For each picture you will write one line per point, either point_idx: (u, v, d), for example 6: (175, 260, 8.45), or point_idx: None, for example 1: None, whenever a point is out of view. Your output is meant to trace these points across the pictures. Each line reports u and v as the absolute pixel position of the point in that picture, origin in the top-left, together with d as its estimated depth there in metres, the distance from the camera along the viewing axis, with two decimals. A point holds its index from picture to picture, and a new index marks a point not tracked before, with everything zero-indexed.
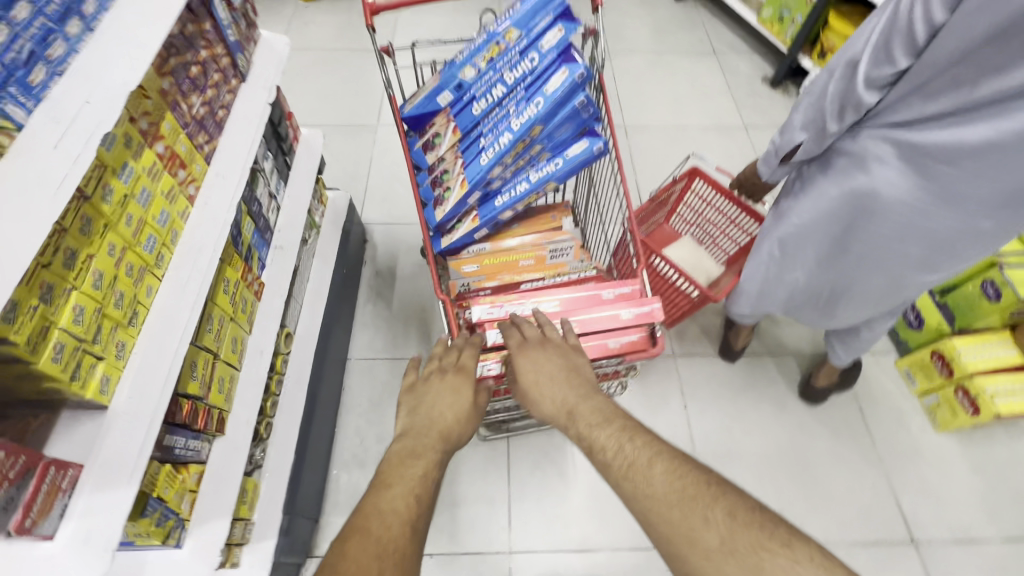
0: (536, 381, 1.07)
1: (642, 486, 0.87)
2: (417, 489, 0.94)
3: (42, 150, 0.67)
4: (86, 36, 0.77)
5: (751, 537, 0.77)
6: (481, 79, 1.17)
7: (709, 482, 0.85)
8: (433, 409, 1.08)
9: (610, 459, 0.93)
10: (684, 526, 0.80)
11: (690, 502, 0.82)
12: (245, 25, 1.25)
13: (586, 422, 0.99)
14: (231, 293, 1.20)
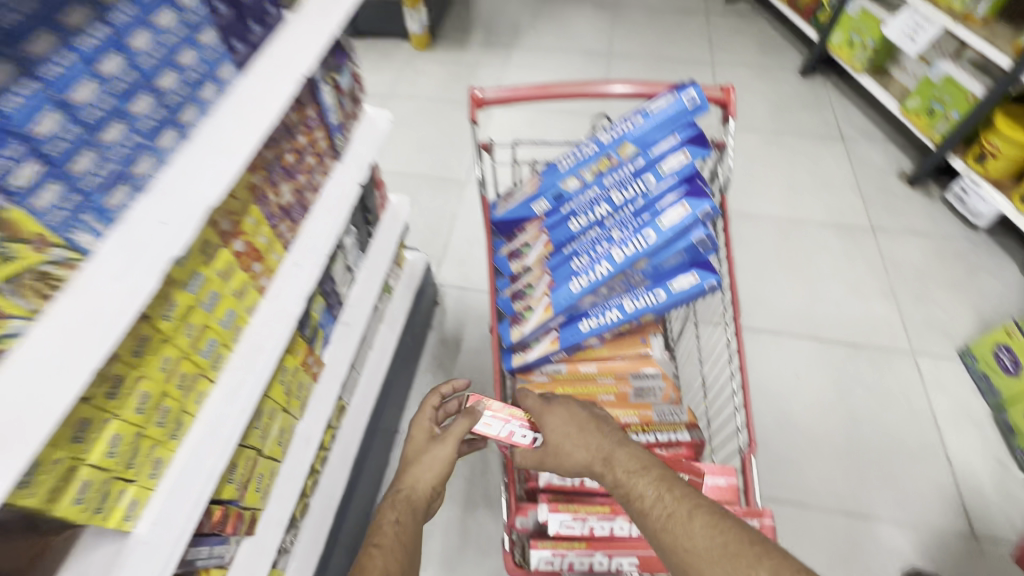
0: (561, 431, 0.87)
1: (680, 536, 0.70)
2: (382, 540, 0.85)
3: (105, 283, 0.61)
4: (178, 147, 0.72)
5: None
6: (584, 193, 1.05)
7: (745, 532, 0.69)
8: (405, 466, 0.96)
9: (658, 517, 0.73)
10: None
11: (731, 557, 0.66)
12: (350, 104, 1.23)
13: (626, 470, 0.79)
14: (287, 381, 1.15)
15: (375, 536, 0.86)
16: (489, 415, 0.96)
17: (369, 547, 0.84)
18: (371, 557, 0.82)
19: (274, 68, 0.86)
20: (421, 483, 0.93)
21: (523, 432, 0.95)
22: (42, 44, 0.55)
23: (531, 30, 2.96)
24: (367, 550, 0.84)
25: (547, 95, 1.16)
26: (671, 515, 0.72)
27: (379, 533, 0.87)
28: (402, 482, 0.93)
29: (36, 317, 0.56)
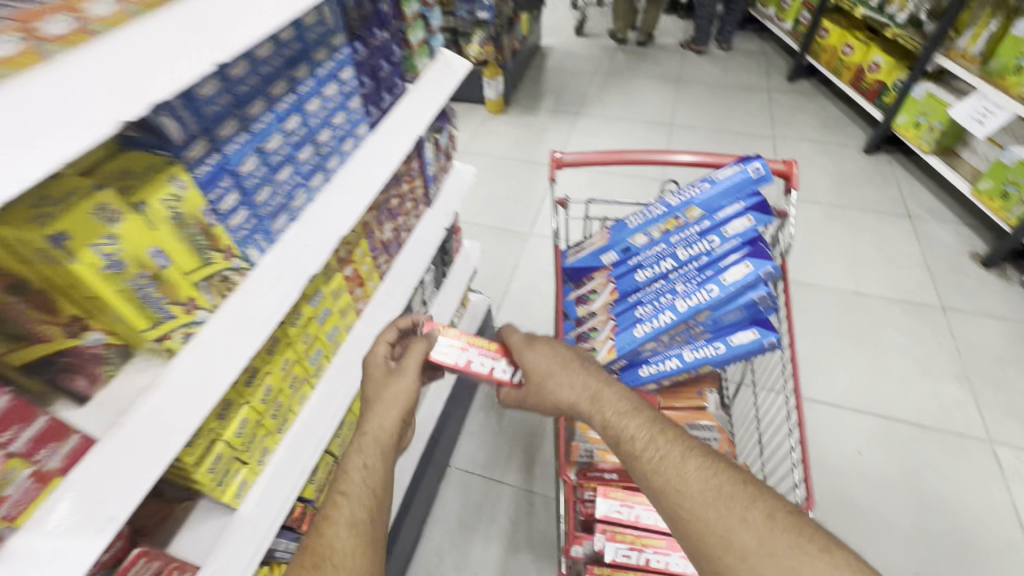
0: (549, 369, 0.85)
1: (672, 478, 0.70)
2: (352, 486, 0.75)
3: (263, 289, 0.75)
4: (322, 187, 0.89)
5: (788, 539, 0.63)
6: (651, 248, 1.15)
7: (738, 476, 0.70)
8: (367, 404, 0.86)
9: (650, 459, 0.73)
10: (717, 525, 0.66)
11: (726, 501, 0.67)
12: (444, 159, 1.42)
13: (616, 411, 0.78)
14: (366, 398, 1.28)
15: (335, 480, 0.76)
16: (445, 340, 0.93)
17: (334, 494, 0.74)
18: (335, 507, 0.73)
19: (396, 127, 1.04)
20: (387, 423, 0.83)
21: (497, 365, 0.92)
22: (255, 107, 0.73)
23: (598, 100, 3.18)
24: (329, 499, 0.74)
25: (620, 161, 1.29)
26: (663, 456, 0.72)
27: (339, 479, 0.76)
28: (365, 418, 0.84)
29: (215, 311, 0.71)
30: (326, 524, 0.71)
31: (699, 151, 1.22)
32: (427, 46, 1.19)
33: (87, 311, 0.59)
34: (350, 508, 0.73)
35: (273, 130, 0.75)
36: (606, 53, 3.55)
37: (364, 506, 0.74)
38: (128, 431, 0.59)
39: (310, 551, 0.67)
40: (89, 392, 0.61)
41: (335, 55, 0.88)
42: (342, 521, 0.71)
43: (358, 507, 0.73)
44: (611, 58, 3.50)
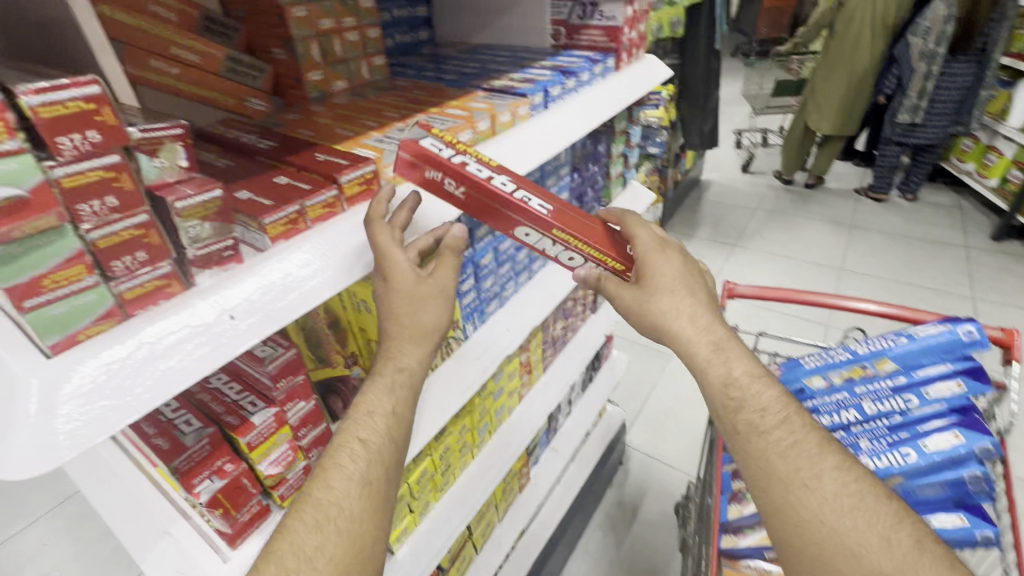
0: (671, 287, 0.66)
1: (801, 472, 0.58)
2: (367, 439, 0.59)
3: (471, 360, 0.89)
4: (524, 282, 1.06)
5: (938, 571, 0.51)
6: (831, 395, 1.06)
7: (879, 488, 0.57)
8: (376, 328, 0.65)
9: (779, 442, 0.59)
10: (848, 536, 0.54)
11: (864, 514, 0.55)
12: None
13: (745, 373, 0.63)
14: (507, 482, 1.34)
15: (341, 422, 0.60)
16: (437, 139, 0.65)
17: (342, 444, 0.58)
18: (346, 455, 0.57)
19: None
20: (407, 363, 0.65)
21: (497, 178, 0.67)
22: None
23: (760, 236, 3.05)
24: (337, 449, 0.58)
25: (797, 300, 1.28)
26: (794, 443, 0.59)
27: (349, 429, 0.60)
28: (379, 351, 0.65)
29: (434, 370, 0.87)
30: (332, 483, 0.55)
31: (886, 303, 1.17)
32: (622, 178, 1.38)
33: (358, 350, 0.76)
34: (362, 465, 0.57)
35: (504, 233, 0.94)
36: (771, 191, 3.53)
37: (380, 463, 0.58)
38: None
39: (315, 511, 0.53)
40: (341, 413, 0.78)
41: (559, 180, 1.06)
42: (347, 482, 0.55)
43: (373, 465, 0.58)
44: (776, 197, 3.47)
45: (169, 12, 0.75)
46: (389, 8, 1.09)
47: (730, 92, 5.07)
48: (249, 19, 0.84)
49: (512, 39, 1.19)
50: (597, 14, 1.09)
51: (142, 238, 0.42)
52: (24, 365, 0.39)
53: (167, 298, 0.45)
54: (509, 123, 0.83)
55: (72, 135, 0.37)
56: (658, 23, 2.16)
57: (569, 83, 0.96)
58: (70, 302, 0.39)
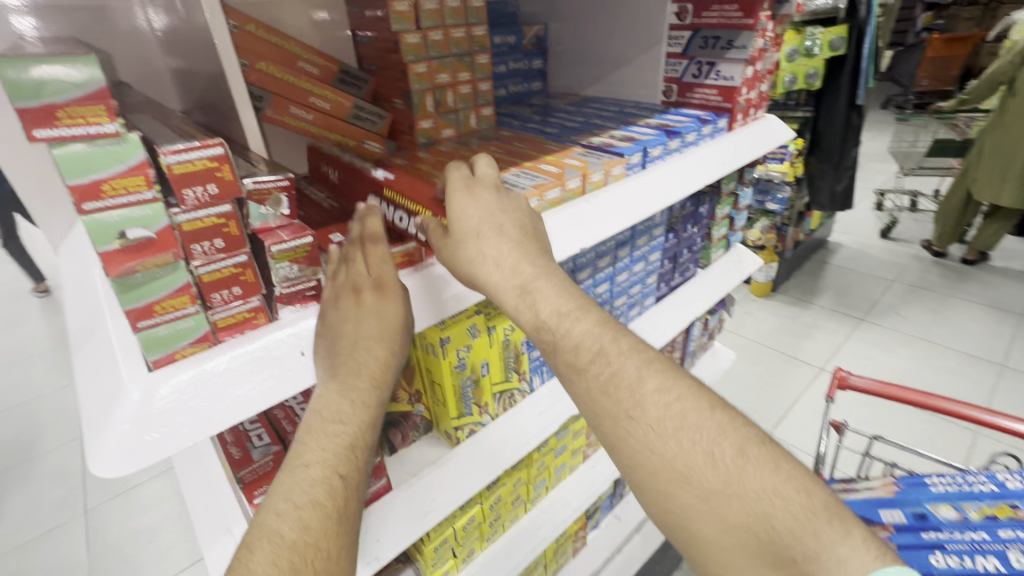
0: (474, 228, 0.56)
1: (623, 403, 0.48)
2: (348, 470, 0.45)
3: (533, 414, 0.87)
4: None
5: (762, 478, 0.43)
6: (964, 531, 0.85)
7: (707, 399, 0.48)
8: (353, 342, 0.50)
9: (597, 378, 0.49)
10: (674, 460, 0.45)
11: (693, 431, 0.46)
12: (707, 337, 1.43)
13: (554, 308, 0.53)
14: (560, 543, 1.28)
15: (312, 445, 0.45)
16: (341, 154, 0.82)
17: (324, 478, 0.43)
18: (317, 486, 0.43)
19: (680, 305, 1.13)
20: (390, 394, 0.52)
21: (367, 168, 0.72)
22: (585, 273, 0.90)
23: (894, 312, 2.59)
24: (311, 481, 0.43)
25: (928, 407, 1.08)
26: (617, 375, 0.49)
27: (327, 458, 0.45)
28: (359, 370, 0.50)
29: (494, 419, 0.85)
30: (308, 521, 0.41)
31: None
32: (725, 240, 1.28)
33: (422, 388, 0.82)
34: (344, 503, 0.44)
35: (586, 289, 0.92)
36: (916, 263, 3.03)
37: (359, 503, 0.45)
38: (413, 493, 0.74)
39: (290, 554, 0.39)
40: (398, 447, 0.80)
41: (651, 240, 1.02)
42: (326, 521, 0.42)
43: (353, 505, 0.44)
44: (921, 270, 2.97)
45: (314, 67, 0.86)
46: (506, 62, 1.12)
47: (875, 149, 4.53)
48: (378, 73, 0.93)
49: (623, 93, 1.18)
50: (714, 74, 1.05)
51: (239, 276, 0.48)
52: (130, 375, 0.45)
53: (253, 328, 0.50)
54: (601, 182, 0.81)
55: (195, 188, 0.43)
56: (790, 75, 2.11)
57: (673, 143, 0.92)
58: (173, 326, 0.45)
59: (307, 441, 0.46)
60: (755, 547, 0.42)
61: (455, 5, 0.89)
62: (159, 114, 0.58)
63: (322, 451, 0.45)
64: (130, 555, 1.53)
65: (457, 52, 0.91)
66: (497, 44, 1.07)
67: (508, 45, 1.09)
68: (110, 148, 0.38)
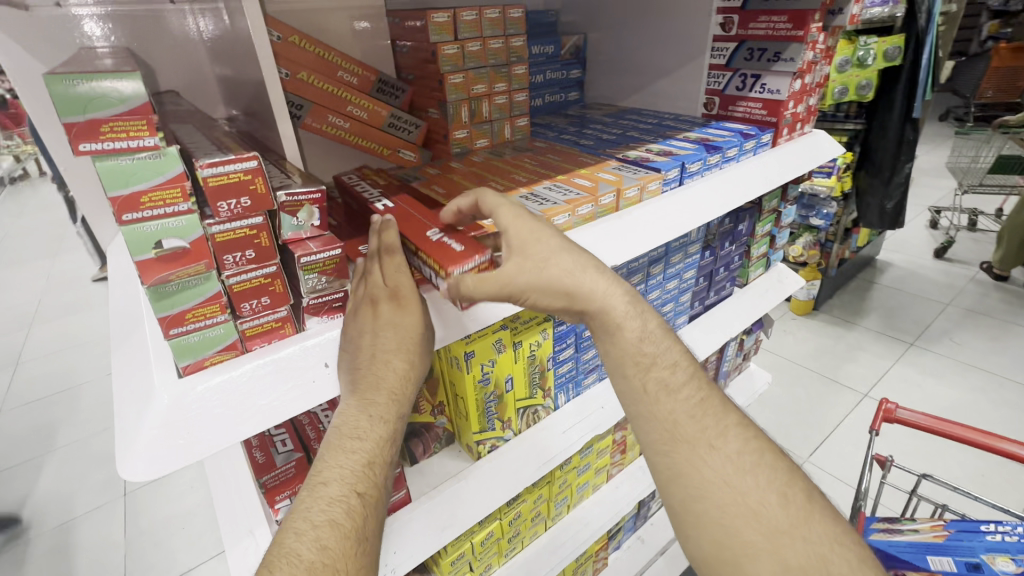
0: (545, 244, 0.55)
1: (707, 431, 0.51)
2: (366, 488, 0.44)
3: (556, 431, 0.86)
4: None
5: (826, 526, 0.45)
6: None
7: (774, 448, 0.52)
8: (372, 355, 0.50)
9: (688, 401, 0.52)
10: (748, 497, 0.47)
11: (766, 474, 0.48)
12: (742, 358, 1.37)
13: (660, 326, 0.57)
14: (580, 562, 1.25)
15: (332, 463, 0.44)
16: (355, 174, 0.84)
17: (342, 496, 0.42)
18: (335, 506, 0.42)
19: (714, 325, 1.09)
20: (410, 408, 0.51)
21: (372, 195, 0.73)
22: None
23: (949, 337, 2.41)
24: (329, 499, 0.42)
25: (986, 447, 0.99)
26: (705, 406, 0.52)
27: (345, 475, 0.44)
28: (378, 384, 0.49)
29: (517, 435, 0.84)
30: (326, 541, 0.40)
31: None
32: (765, 258, 1.23)
33: (445, 401, 0.82)
34: (362, 523, 0.42)
35: None
36: (975, 286, 2.83)
37: (378, 522, 0.44)
38: (432, 506, 0.73)
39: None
40: (419, 457, 0.80)
41: (686, 258, 0.99)
42: (344, 541, 0.40)
43: (371, 525, 0.43)
44: (980, 293, 2.76)
45: (353, 77, 0.85)
46: (543, 72, 1.11)
47: (931, 164, 4.28)
48: (416, 82, 0.93)
49: (663, 104, 1.15)
50: (758, 87, 1.01)
51: (268, 286, 0.48)
52: (161, 379, 0.46)
53: (280, 338, 0.51)
54: (635, 198, 0.79)
55: (229, 201, 0.43)
56: (841, 85, 2.03)
57: (713, 159, 0.89)
58: (203, 334, 0.46)
59: (325, 459, 0.45)
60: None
61: (494, 16, 0.89)
62: (202, 124, 0.60)
63: (340, 468, 0.44)
64: (161, 540, 1.57)
65: (494, 63, 0.91)
66: (534, 54, 1.06)
67: (545, 55, 1.09)
68: (151, 161, 0.40)
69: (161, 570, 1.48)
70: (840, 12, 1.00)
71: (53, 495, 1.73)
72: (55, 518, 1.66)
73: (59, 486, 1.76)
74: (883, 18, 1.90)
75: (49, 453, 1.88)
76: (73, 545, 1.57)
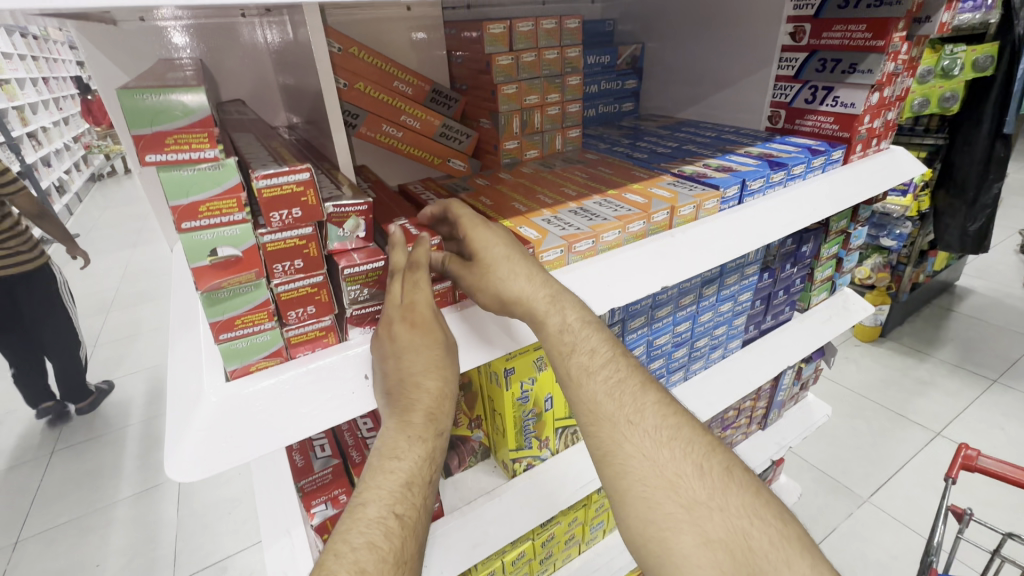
0: (501, 254, 0.53)
1: (624, 408, 0.48)
2: (405, 509, 0.42)
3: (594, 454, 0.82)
4: (679, 382, 0.95)
5: (743, 496, 0.42)
6: None
7: (695, 421, 0.49)
8: (403, 377, 0.48)
9: (607, 382, 0.49)
10: (664, 468, 0.44)
11: (687, 445, 0.45)
12: (799, 388, 1.29)
13: (580, 316, 0.53)
14: None
15: (371, 486, 0.43)
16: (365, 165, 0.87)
17: (381, 516, 0.41)
18: (375, 529, 0.40)
19: (772, 352, 1.03)
20: (447, 429, 0.49)
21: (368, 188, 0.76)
22: (664, 310, 0.85)
23: None
24: (368, 521, 0.40)
25: None
26: (623, 384, 0.49)
27: (384, 496, 0.42)
28: (412, 407, 0.48)
29: (554, 455, 0.82)
30: (366, 564, 0.37)
31: None
32: (829, 282, 1.15)
33: (482, 415, 0.81)
34: (401, 545, 0.40)
35: (664, 328, 0.86)
36: None
37: (417, 546, 0.42)
38: (464, 522, 0.72)
39: None
40: (454, 471, 0.80)
41: (743, 279, 0.94)
42: (382, 563, 0.38)
43: (410, 549, 0.41)
44: None
45: (408, 87, 0.87)
46: (598, 82, 1.09)
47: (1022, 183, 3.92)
48: (468, 92, 0.94)
49: (722, 117, 1.10)
50: (830, 100, 0.94)
51: (314, 295, 0.49)
52: (210, 383, 0.47)
53: (324, 347, 0.52)
54: (690, 216, 0.75)
55: (281, 211, 0.44)
56: (921, 97, 1.89)
57: (776, 175, 0.83)
58: (250, 340, 0.47)
59: (364, 481, 0.43)
60: (731, 566, 0.39)
61: (550, 27, 0.88)
62: (262, 133, 0.62)
63: (379, 489, 0.43)
64: (208, 524, 1.64)
65: (548, 74, 0.90)
66: (590, 65, 1.04)
67: (601, 65, 1.06)
68: (208, 171, 0.41)
69: (208, 552, 1.55)
70: (927, 20, 0.92)
71: (117, 470, 1.86)
72: (118, 492, 1.78)
73: (124, 462, 1.89)
74: (974, 24, 1.71)
75: (119, 431, 2.03)
76: (135, 519, 1.68)
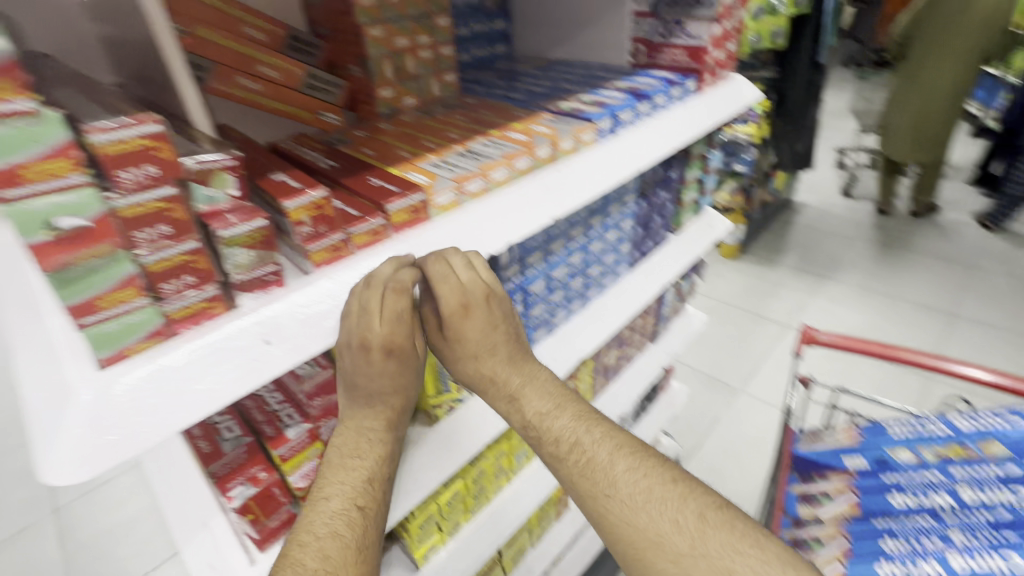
0: (473, 351, 0.61)
1: (598, 482, 0.52)
2: (365, 501, 0.54)
3: None
4: (578, 309, 1.02)
5: (722, 539, 0.47)
6: (919, 472, 0.85)
7: (665, 467, 0.53)
8: (369, 393, 0.59)
9: (575, 463, 0.54)
10: (648, 530, 0.49)
11: (660, 501, 0.50)
12: (680, 301, 1.45)
13: (538, 409, 0.59)
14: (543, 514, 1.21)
15: (332, 485, 0.55)
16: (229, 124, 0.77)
17: (343, 509, 0.52)
18: (339, 522, 0.51)
19: (653, 271, 1.14)
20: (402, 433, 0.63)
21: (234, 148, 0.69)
22: (557, 245, 0.90)
23: (856, 265, 2.65)
24: (330, 514, 0.52)
25: (889, 358, 1.09)
26: (591, 459, 0.54)
27: (346, 492, 0.54)
28: (375, 416, 0.60)
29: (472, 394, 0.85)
30: (328, 551, 0.49)
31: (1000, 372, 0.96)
32: (695, 204, 1.29)
33: None
34: (361, 532, 0.52)
35: (560, 262, 0.91)
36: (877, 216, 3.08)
37: (375, 532, 0.54)
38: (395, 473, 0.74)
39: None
40: None
41: (623, 208, 1.02)
42: (344, 550, 0.49)
43: (370, 534, 0.53)
44: (882, 222, 3.01)
45: (260, 33, 0.78)
46: (467, 24, 1.07)
47: (836, 107, 4.61)
48: (331, 38, 0.87)
49: (591, 55, 1.15)
50: (681, 33, 1.02)
51: (190, 263, 0.44)
52: (79, 374, 0.42)
53: (210, 319, 0.48)
54: (571, 149, 0.79)
55: (131, 170, 0.39)
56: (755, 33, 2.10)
57: (642, 107, 0.90)
58: (122, 321, 0.42)
59: (328, 478, 0.55)
60: None
61: None
62: (87, 88, 0.53)
63: (340, 484, 0.55)
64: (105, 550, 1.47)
65: (414, 15, 0.86)
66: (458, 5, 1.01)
67: (468, 6, 1.04)
68: (26, 128, 0.35)
69: None
70: None
71: None
72: None
73: None
74: None
75: None
76: None
